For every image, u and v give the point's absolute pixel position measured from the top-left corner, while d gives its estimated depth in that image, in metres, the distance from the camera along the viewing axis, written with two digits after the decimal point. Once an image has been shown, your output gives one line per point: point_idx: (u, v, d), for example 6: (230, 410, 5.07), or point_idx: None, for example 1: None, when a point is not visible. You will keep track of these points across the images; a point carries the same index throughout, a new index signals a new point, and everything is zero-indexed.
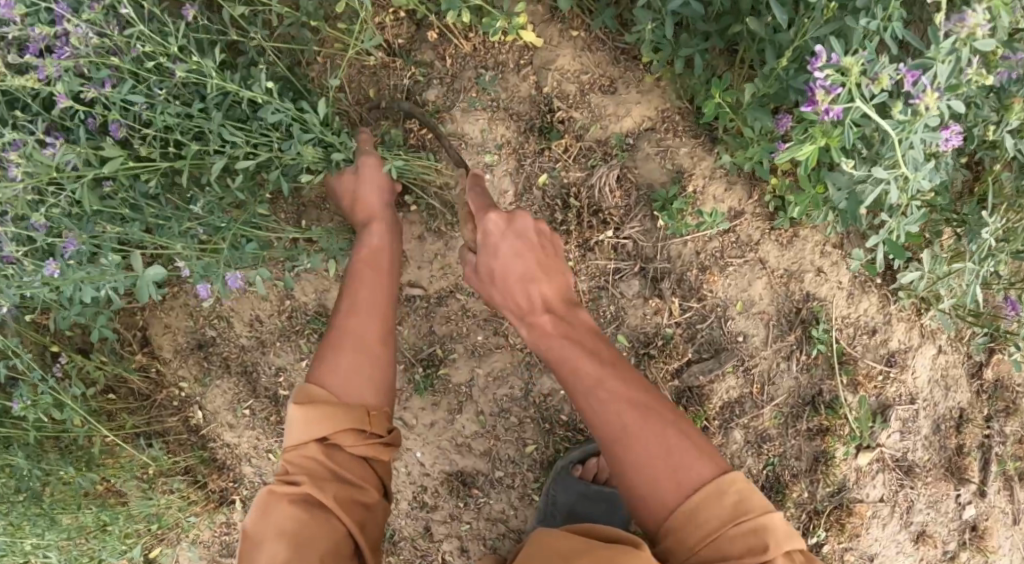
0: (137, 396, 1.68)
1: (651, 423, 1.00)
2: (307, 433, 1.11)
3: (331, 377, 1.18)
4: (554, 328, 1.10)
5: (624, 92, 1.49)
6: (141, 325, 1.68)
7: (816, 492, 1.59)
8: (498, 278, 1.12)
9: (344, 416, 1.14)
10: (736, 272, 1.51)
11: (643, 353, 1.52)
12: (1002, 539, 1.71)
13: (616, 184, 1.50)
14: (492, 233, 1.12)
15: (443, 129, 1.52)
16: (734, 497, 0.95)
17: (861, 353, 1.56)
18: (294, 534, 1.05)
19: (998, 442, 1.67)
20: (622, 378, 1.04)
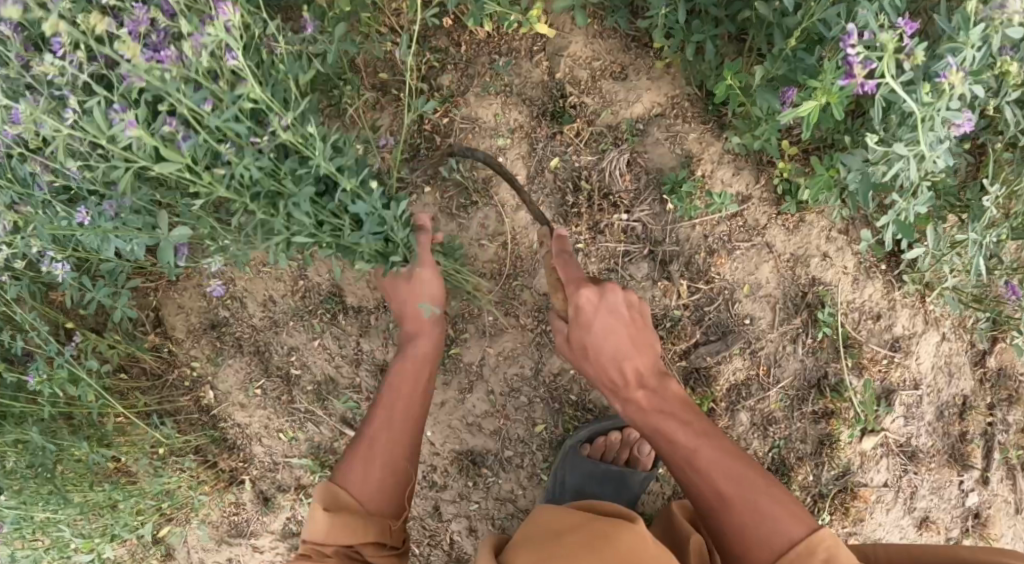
0: (150, 376, 1.71)
1: (738, 486, 1.09)
2: (333, 537, 1.18)
3: (359, 484, 1.26)
4: (649, 401, 1.20)
5: (635, 79, 1.53)
6: (155, 305, 1.71)
7: (821, 476, 1.61)
8: (592, 355, 1.22)
9: (371, 527, 1.21)
10: (743, 256, 1.54)
11: (652, 334, 1.55)
12: (1005, 528, 1.73)
13: (626, 168, 1.53)
14: (584, 309, 1.21)
15: (457, 114, 1.55)
16: (823, 556, 1.00)
17: (866, 337, 1.59)
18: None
19: (1001, 430, 1.69)
20: (716, 446, 1.14)
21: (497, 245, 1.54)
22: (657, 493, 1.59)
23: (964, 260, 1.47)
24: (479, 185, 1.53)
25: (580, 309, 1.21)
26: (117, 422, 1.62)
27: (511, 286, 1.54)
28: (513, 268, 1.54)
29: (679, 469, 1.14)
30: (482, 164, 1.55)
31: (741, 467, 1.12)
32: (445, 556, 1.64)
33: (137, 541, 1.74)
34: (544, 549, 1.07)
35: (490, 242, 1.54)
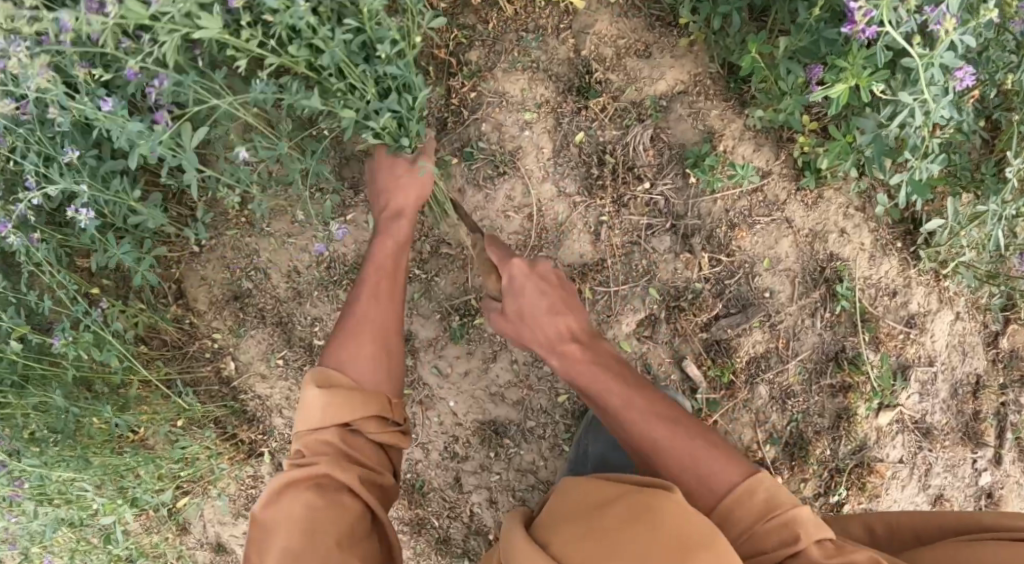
0: (169, 346, 1.70)
1: (673, 432, 1.09)
2: (328, 419, 1.18)
3: (348, 366, 1.26)
4: (584, 355, 1.20)
5: (659, 57, 1.56)
6: (177, 277, 1.71)
7: (838, 451, 1.63)
8: (524, 315, 1.23)
9: (365, 407, 1.20)
10: (764, 230, 1.57)
11: (674, 306, 1.57)
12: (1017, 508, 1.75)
13: (650, 143, 1.56)
14: (517, 277, 1.24)
15: (484, 88, 1.58)
16: (762, 495, 1.01)
17: (882, 313, 1.62)
18: (313, 512, 1.09)
19: (1014, 410, 1.72)
20: (647, 397, 1.14)
21: (523, 216, 1.57)
22: None
23: (981, 234, 1.50)
24: (507, 158, 1.57)
25: (511, 279, 1.24)
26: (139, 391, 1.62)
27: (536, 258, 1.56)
28: (539, 239, 1.57)
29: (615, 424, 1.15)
30: (508, 137, 1.57)
31: (675, 416, 1.12)
32: (464, 529, 1.64)
33: (154, 513, 1.74)
34: (580, 527, 0.91)
35: (516, 214, 1.57)
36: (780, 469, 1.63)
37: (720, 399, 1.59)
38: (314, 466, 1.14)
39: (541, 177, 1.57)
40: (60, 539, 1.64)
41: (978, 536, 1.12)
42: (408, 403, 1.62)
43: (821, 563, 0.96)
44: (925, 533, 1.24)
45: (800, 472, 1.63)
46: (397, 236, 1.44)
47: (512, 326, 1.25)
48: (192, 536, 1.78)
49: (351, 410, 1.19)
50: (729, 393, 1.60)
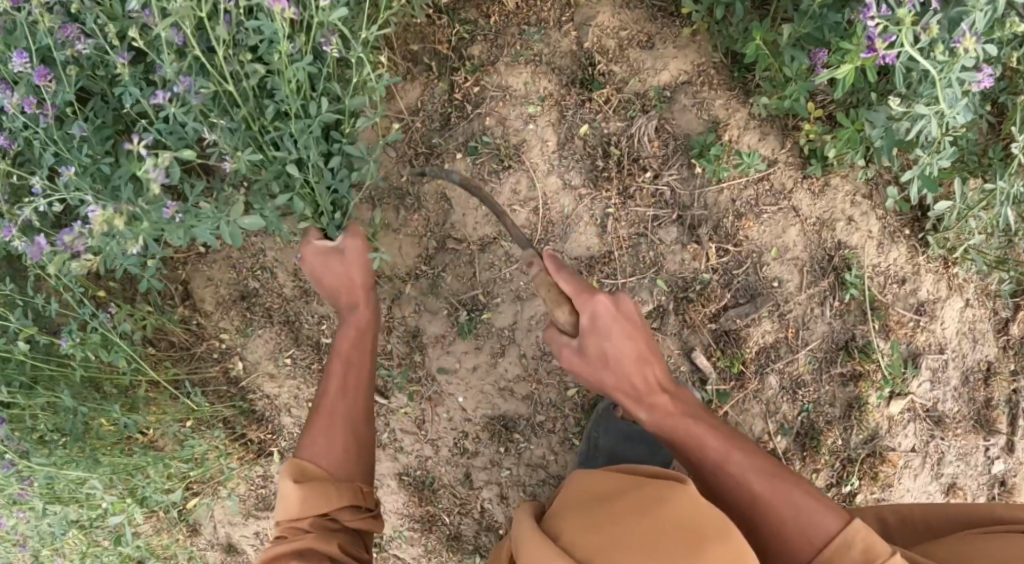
0: (177, 347, 1.69)
1: (766, 480, 1.08)
2: (306, 511, 1.18)
3: (322, 455, 1.26)
4: (676, 406, 1.18)
5: (661, 48, 1.56)
6: (183, 279, 1.71)
7: (850, 441, 1.63)
8: (613, 361, 1.19)
9: (340, 497, 1.22)
10: (771, 219, 1.56)
11: (682, 297, 1.56)
12: None
13: (654, 134, 1.55)
14: (600, 317, 1.17)
15: (487, 83, 1.58)
16: (861, 547, 0.99)
17: (892, 300, 1.62)
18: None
19: None
20: (745, 451, 1.13)
21: (529, 211, 1.56)
22: None
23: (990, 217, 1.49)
24: (511, 151, 1.56)
25: (596, 320, 1.17)
26: (148, 392, 1.62)
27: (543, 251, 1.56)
28: (545, 233, 1.56)
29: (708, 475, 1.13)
30: (512, 131, 1.57)
31: (772, 468, 1.11)
32: (475, 525, 1.63)
33: (163, 515, 1.73)
34: (592, 516, 0.94)
35: (522, 208, 1.56)
36: (792, 460, 1.62)
37: (731, 390, 1.58)
38: (297, 542, 1.16)
39: (546, 170, 1.56)
40: (70, 541, 1.64)
41: (988, 528, 1.13)
42: (417, 399, 1.61)
43: None
44: (934, 525, 1.24)
45: (812, 462, 1.63)
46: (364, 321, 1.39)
47: (597, 369, 1.21)
48: (203, 537, 1.78)
49: (327, 500, 1.20)
50: (739, 384, 1.58)
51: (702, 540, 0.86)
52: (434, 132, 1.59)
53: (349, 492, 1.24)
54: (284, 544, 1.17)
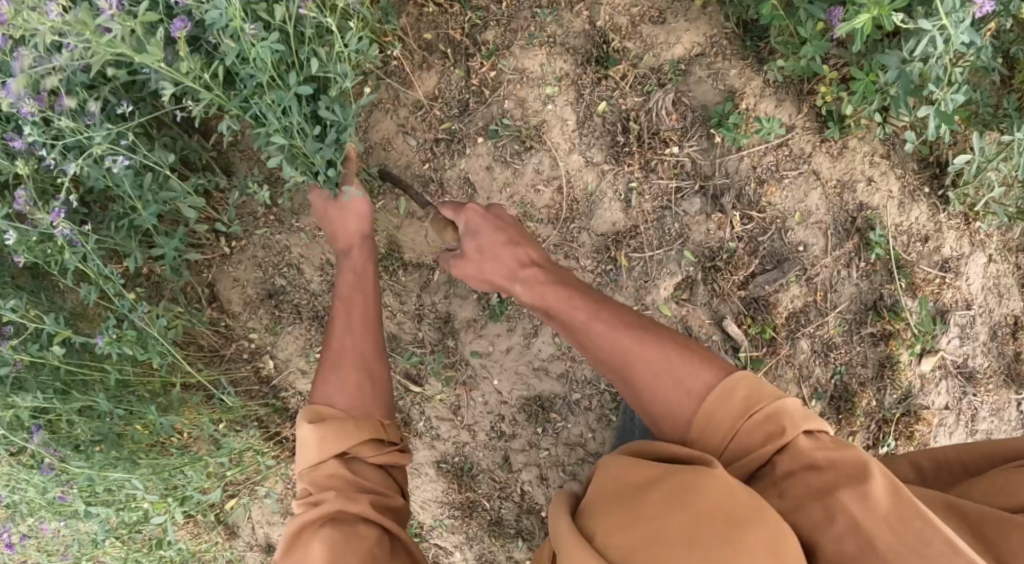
0: (207, 349, 1.69)
1: (641, 339, 1.06)
2: (326, 451, 1.14)
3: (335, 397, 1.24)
4: (543, 278, 1.20)
5: (673, 21, 1.57)
6: (209, 281, 1.71)
7: (885, 401, 1.63)
8: (479, 252, 1.24)
9: (359, 430, 1.17)
10: (792, 184, 1.58)
11: (709, 267, 1.56)
12: None
13: (672, 107, 1.56)
14: (472, 222, 1.26)
15: (504, 66, 1.59)
16: (742, 392, 0.96)
17: (916, 258, 1.63)
18: (332, 553, 1.01)
19: None
20: (614, 310, 1.12)
21: (553, 190, 1.56)
22: None
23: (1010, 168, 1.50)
24: (533, 132, 1.57)
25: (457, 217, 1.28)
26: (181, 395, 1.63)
27: (569, 230, 1.57)
28: (570, 212, 1.57)
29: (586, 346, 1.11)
30: (531, 112, 1.58)
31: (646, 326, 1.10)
32: (516, 509, 1.63)
33: (201, 518, 1.73)
34: (626, 510, 0.85)
35: (546, 188, 1.56)
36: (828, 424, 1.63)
37: (763, 356, 1.59)
38: (321, 505, 1.07)
39: (567, 149, 1.56)
40: (112, 548, 1.64)
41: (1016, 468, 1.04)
42: (451, 385, 1.61)
43: (813, 455, 0.89)
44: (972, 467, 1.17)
45: (848, 425, 1.64)
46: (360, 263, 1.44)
47: (482, 260, 1.24)
48: (241, 539, 1.78)
49: (344, 439, 1.16)
50: (772, 350, 1.59)
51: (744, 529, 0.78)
52: (453, 119, 1.60)
53: (366, 428, 1.18)
54: (309, 506, 1.08)
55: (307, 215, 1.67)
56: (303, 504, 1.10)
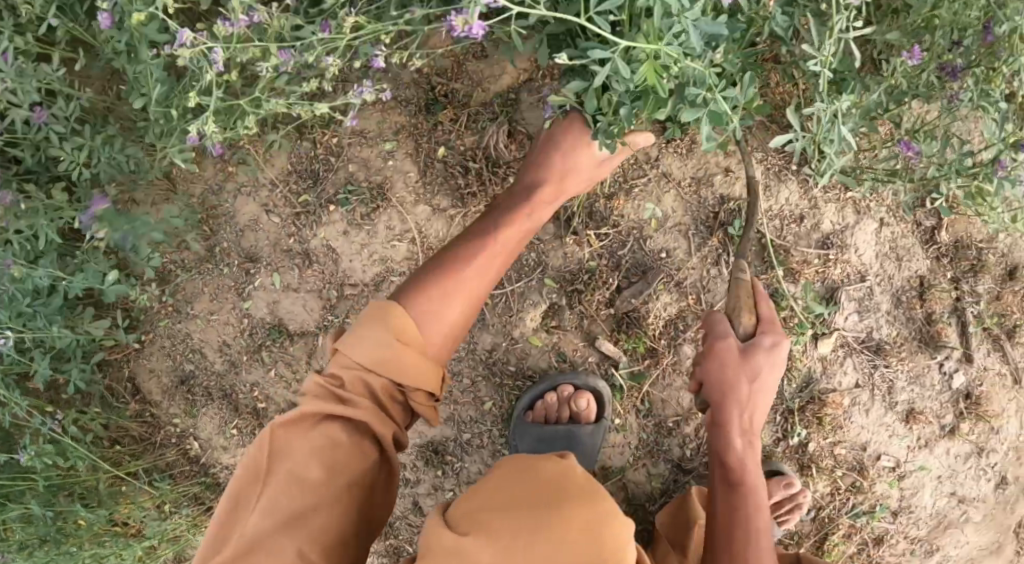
0: (138, 439, 1.75)
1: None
2: (383, 369, 1.18)
3: (424, 320, 1.22)
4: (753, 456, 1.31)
5: (496, 54, 1.56)
6: (129, 375, 1.74)
7: (784, 392, 1.59)
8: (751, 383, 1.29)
9: (422, 371, 1.20)
10: (643, 191, 1.53)
11: (572, 291, 1.54)
12: (1004, 404, 1.73)
13: (509, 139, 1.56)
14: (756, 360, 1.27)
15: (342, 131, 1.61)
16: None
17: (793, 241, 1.57)
18: (329, 452, 1.15)
19: (971, 303, 1.69)
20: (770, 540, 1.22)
21: (407, 243, 1.59)
22: (622, 444, 1.59)
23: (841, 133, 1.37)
24: (378, 192, 1.59)
25: (779, 349, 1.27)
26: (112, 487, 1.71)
27: None
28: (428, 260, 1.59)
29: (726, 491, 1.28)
30: (374, 170, 1.60)
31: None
32: None
33: None
34: (497, 501, 1.02)
35: (400, 242, 1.59)
36: None
37: (646, 369, 1.56)
38: (344, 410, 1.16)
39: (414, 201, 1.58)
40: None
41: None
42: None
43: None
44: None
45: None
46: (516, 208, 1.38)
47: (741, 370, 1.27)
48: None
49: (406, 370, 1.19)
50: (655, 361, 1.55)
51: (567, 500, 0.99)
52: (308, 191, 1.64)
53: (429, 374, 1.22)
54: (336, 405, 1.16)
55: (199, 300, 1.69)
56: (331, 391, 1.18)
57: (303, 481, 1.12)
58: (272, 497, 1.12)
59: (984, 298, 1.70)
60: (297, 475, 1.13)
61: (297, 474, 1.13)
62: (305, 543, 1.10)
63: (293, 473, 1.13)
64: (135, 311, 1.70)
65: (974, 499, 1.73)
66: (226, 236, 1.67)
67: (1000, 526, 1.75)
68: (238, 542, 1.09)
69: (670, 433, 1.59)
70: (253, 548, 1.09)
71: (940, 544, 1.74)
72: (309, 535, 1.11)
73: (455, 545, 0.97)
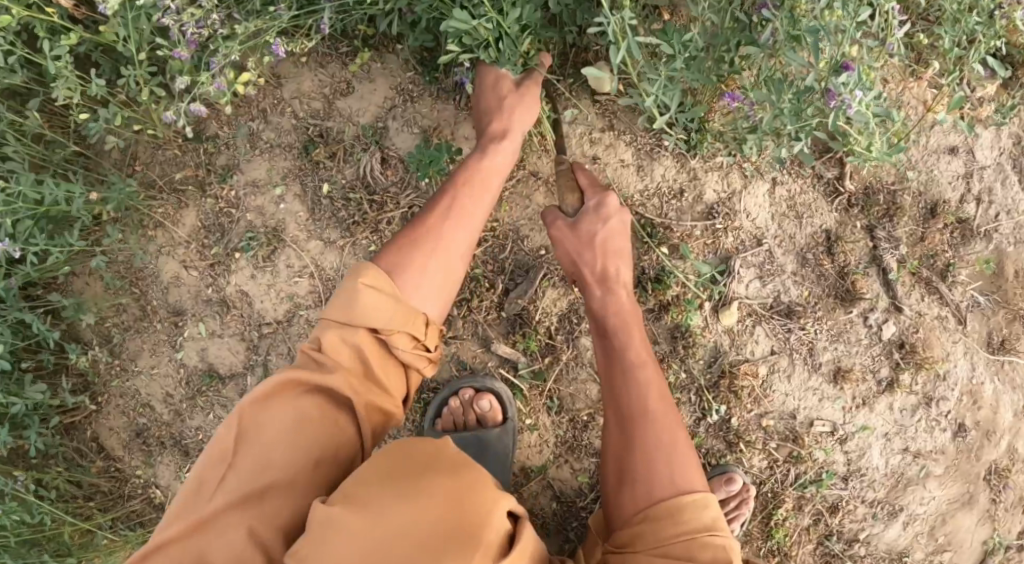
0: (106, 494, 1.74)
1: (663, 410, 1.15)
2: (360, 320, 1.10)
3: (397, 271, 1.16)
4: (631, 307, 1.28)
5: (361, 88, 1.63)
6: (92, 436, 1.75)
7: (694, 370, 1.56)
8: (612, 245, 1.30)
9: (401, 316, 1.12)
10: (514, 193, 1.56)
11: (462, 300, 1.57)
12: (948, 348, 1.63)
13: (384, 165, 1.63)
14: (591, 227, 1.31)
15: (237, 183, 1.67)
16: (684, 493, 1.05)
17: (676, 218, 1.55)
18: (301, 429, 1.05)
19: (890, 247, 1.60)
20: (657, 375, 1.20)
21: (309, 277, 1.66)
22: (539, 443, 1.59)
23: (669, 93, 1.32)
24: (274, 234, 1.66)
25: (606, 206, 1.31)
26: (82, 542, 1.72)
27: None
28: (330, 290, 1.66)
29: (623, 378, 1.19)
30: (269, 214, 1.67)
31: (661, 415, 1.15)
32: None
33: None
34: (377, 480, 0.91)
35: (303, 276, 1.66)
36: None
37: (547, 365, 1.57)
38: (323, 377, 1.07)
39: (307, 237, 1.66)
40: None
41: None
42: None
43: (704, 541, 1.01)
44: None
45: None
46: (493, 159, 1.30)
47: (582, 239, 1.31)
48: None
49: (383, 317, 1.11)
50: (554, 356, 1.57)
51: (446, 474, 0.91)
52: (215, 243, 1.69)
53: (410, 320, 1.13)
54: (313, 372, 1.08)
55: (141, 358, 1.71)
56: (312, 356, 1.10)
57: (271, 462, 1.02)
58: (238, 478, 1.01)
59: (905, 242, 1.61)
60: (266, 455, 1.02)
61: (269, 449, 1.03)
62: (261, 520, 0.99)
63: (263, 453, 1.03)
64: (86, 373, 1.72)
65: (931, 452, 1.63)
66: (150, 290, 1.70)
67: (968, 476, 1.65)
68: (193, 518, 0.98)
69: (586, 426, 1.58)
70: (204, 528, 0.98)
71: (902, 504, 1.64)
72: (270, 515, 0.99)
73: (324, 519, 0.89)
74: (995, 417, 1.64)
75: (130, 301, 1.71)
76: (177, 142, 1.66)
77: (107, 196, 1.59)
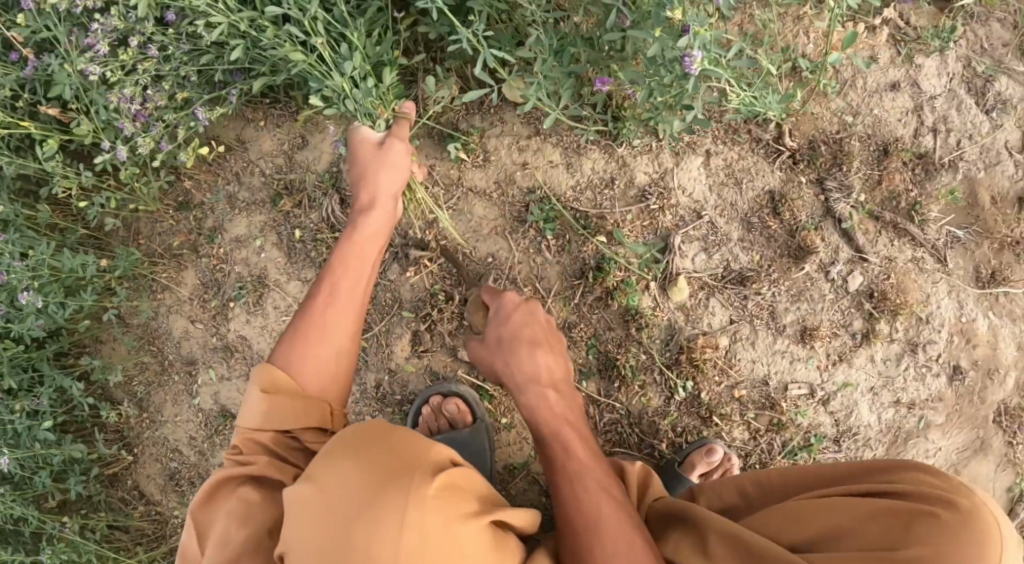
0: (150, 535, 1.96)
1: (609, 499, 1.10)
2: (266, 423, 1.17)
3: (294, 368, 1.22)
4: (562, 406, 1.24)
5: (315, 138, 1.79)
6: (134, 484, 1.97)
7: (653, 350, 1.58)
8: (521, 343, 1.26)
9: (304, 413, 1.19)
10: (456, 209, 1.65)
11: (425, 316, 1.67)
12: (928, 290, 1.55)
13: (343, 204, 1.77)
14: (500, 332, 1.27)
15: (223, 241, 1.86)
16: None
17: (611, 206, 1.59)
18: (246, 511, 1.09)
19: (840, 196, 1.55)
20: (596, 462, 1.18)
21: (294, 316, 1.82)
22: (517, 441, 1.65)
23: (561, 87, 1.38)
24: (258, 282, 1.84)
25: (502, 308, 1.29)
26: None
27: None
28: None
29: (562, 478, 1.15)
30: (252, 264, 1.84)
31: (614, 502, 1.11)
32: None
33: None
34: (340, 453, 0.99)
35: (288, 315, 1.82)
36: (612, 395, 1.61)
37: None
38: (250, 465, 1.14)
39: (286, 280, 1.82)
40: None
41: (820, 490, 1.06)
42: None
43: None
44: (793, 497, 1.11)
45: (634, 390, 1.60)
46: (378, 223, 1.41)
47: (494, 350, 1.27)
48: None
49: (286, 418, 1.18)
50: None
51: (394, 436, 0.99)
52: (211, 297, 1.88)
53: (314, 412, 1.21)
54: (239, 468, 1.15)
55: (166, 408, 1.93)
56: (234, 459, 1.16)
57: (228, 540, 1.07)
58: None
59: (857, 189, 1.56)
60: (224, 538, 1.07)
61: (223, 532, 1.08)
62: None
63: (220, 536, 1.08)
64: (122, 428, 1.95)
65: (926, 401, 1.56)
66: (164, 347, 1.92)
67: (973, 421, 1.56)
68: None
69: None
70: None
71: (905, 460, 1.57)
72: None
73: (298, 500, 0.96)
74: (995, 354, 1.54)
75: (150, 360, 1.93)
76: (169, 214, 1.87)
77: (111, 269, 1.82)
